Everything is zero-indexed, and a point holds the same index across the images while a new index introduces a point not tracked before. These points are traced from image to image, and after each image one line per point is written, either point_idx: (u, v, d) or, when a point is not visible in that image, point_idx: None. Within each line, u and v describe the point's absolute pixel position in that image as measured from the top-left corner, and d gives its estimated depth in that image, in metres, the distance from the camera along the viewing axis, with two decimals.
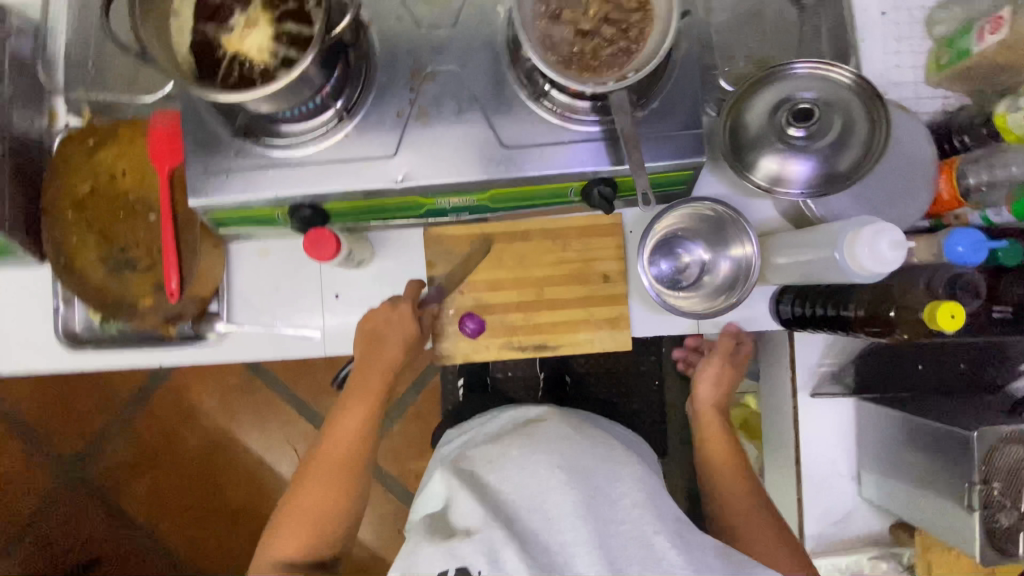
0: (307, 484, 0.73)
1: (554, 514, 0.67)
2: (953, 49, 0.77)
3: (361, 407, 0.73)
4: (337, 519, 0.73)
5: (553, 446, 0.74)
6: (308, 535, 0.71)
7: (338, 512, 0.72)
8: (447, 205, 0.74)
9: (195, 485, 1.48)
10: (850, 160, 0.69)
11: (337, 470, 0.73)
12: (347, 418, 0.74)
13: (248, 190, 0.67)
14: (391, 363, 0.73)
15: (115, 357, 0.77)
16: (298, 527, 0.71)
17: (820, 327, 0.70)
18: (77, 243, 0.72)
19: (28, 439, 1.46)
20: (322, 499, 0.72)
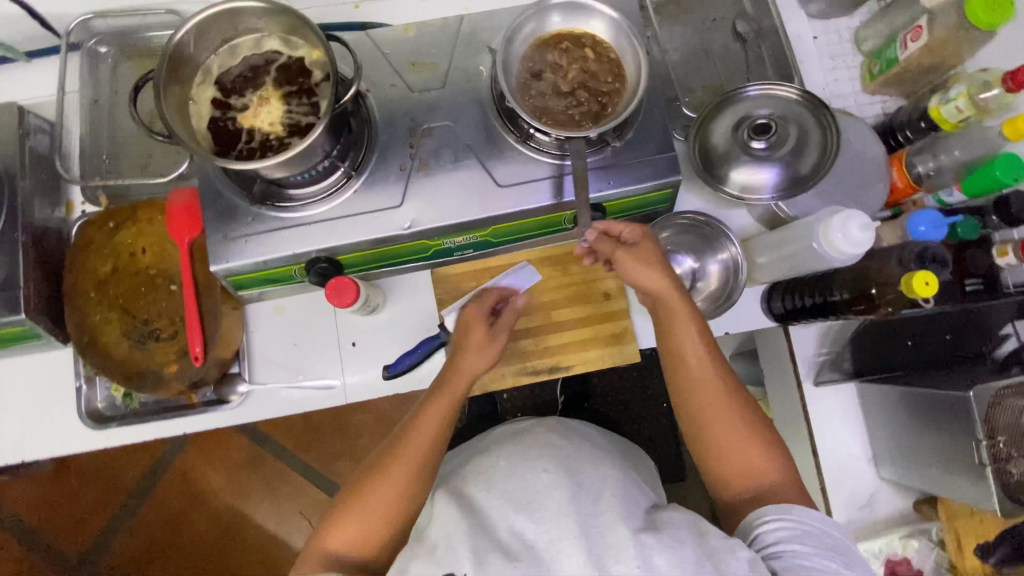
0: (376, 482, 0.65)
1: (543, 515, 0.59)
2: (882, 60, 0.87)
3: (453, 400, 0.69)
4: (398, 519, 0.66)
5: (533, 444, 0.72)
6: (370, 528, 0.65)
7: (407, 502, 0.66)
8: (452, 245, 0.79)
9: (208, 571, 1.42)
10: (810, 163, 0.77)
11: (401, 460, 0.66)
12: (430, 417, 0.67)
13: (266, 251, 0.72)
14: (476, 359, 0.70)
15: (140, 430, 0.79)
16: (356, 516, 0.65)
17: (813, 316, 0.76)
18: (101, 321, 0.75)
19: (29, 542, 1.40)
20: (393, 493, 0.65)
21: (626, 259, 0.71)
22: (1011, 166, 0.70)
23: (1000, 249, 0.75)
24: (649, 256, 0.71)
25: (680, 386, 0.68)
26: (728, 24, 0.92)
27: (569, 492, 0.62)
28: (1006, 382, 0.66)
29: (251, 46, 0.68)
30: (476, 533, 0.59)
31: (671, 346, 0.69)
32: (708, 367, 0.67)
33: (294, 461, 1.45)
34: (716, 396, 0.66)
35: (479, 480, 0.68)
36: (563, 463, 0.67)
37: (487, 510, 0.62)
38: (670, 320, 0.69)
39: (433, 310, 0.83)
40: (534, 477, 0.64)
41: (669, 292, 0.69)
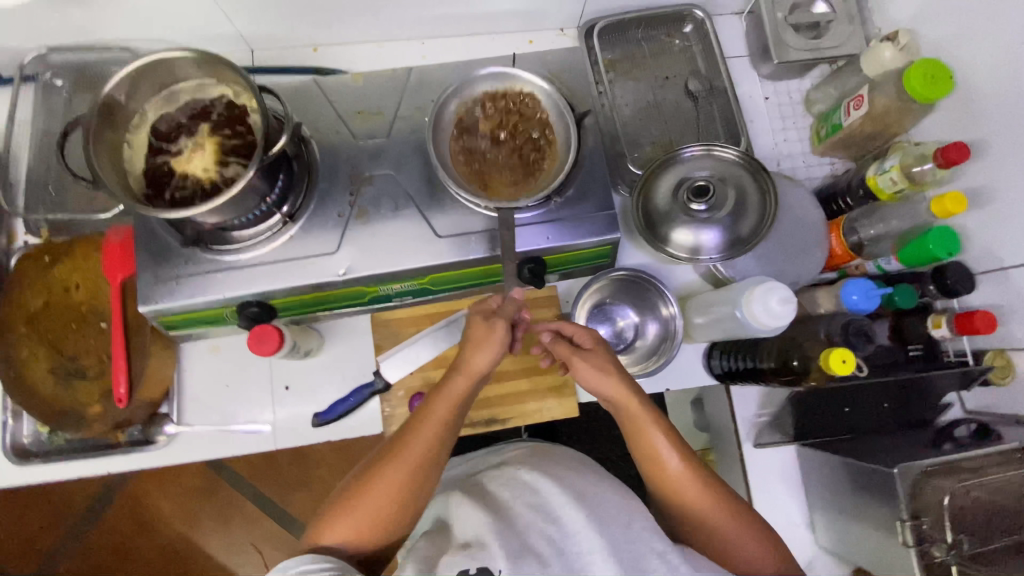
0: (382, 473, 0.63)
1: (570, 527, 0.58)
2: (828, 124, 0.88)
3: (445, 414, 0.66)
4: (417, 494, 0.64)
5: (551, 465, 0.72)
6: (359, 530, 0.63)
7: (397, 520, 0.64)
8: (390, 292, 0.78)
9: None
10: (750, 225, 0.77)
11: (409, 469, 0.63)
12: (419, 431, 0.65)
13: (196, 294, 0.71)
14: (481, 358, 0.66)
15: (65, 468, 0.77)
16: (347, 524, 0.63)
17: (747, 379, 0.75)
18: (27, 356, 0.74)
19: None
20: (385, 501, 0.63)
21: (584, 372, 0.66)
22: (942, 240, 0.70)
23: (936, 321, 0.75)
24: (605, 361, 0.67)
25: (659, 490, 0.65)
26: (681, 82, 0.94)
27: (593, 510, 0.60)
28: (933, 462, 0.66)
29: (193, 92, 0.69)
30: (507, 536, 0.58)
31: (643, 454, 0.65)
32: (684, 468, 0.64)
33: (247, 491, 1.42)
34: (700, 495, 0.63)
35: (506, 492, 0.67)
36: (581, 484, 0.66)
37: (517, 517, 0.61)
38: (637, 429, 0.65)
39: (371, 356, 0.83)
40: (559, 493, 0.63)
41: (631, 401, 0.65)
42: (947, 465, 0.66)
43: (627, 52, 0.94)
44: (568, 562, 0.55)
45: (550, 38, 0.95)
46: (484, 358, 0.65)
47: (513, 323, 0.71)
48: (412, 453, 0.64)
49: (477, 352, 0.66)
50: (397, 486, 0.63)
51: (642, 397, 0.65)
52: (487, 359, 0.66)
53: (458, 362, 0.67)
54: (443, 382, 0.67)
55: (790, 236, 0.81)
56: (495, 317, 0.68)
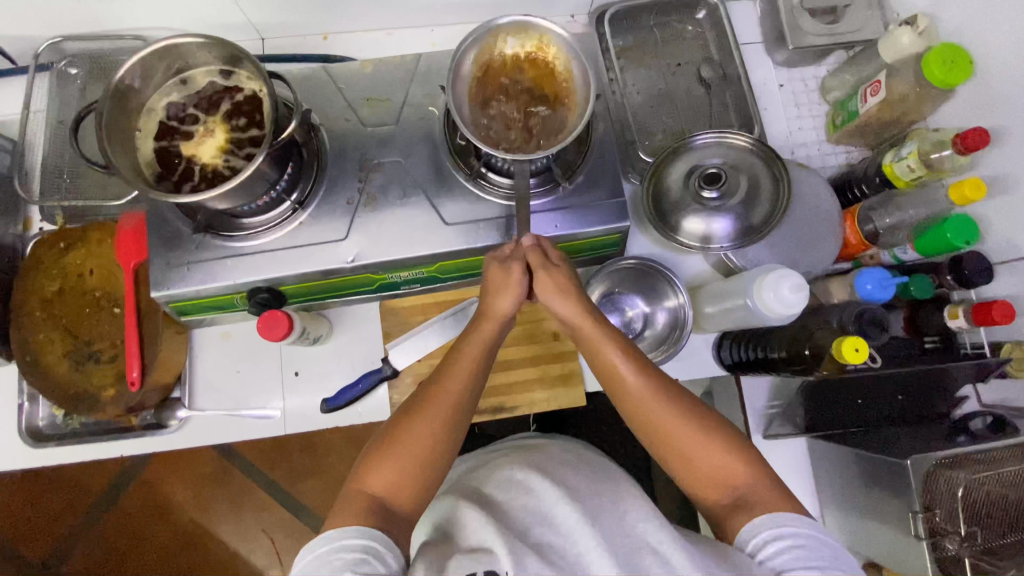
0: (414, 424, 0.61)
1: (565, 528, 0.61)
2: (844, 111, 0.87)
3: (471, 361, 0.65)
4: (450, 440, 0.62)
5: (541, 461, 0.74)
6: (406, 473, 0.60)
7: (433, 466, 0.61)
8: (398, 279, 0.78)
9: None
10: (762, 212, 0.76)
11: (442, 405, 0.62)
12: (450, 380, 0.64)
13: (207, 280, 0.72)
14: (508, 299, 0.67)
15: (79, 451, 0.78)
16: (394, 458, 0.60)
17: (757, 369, 0.75)
18: (43, 340, 0.75)
19: None
20: (430, 432, 0.61)
21: (544, 289, 0.67)
22: (962, 229, 0.69)
23: (952, 311, 0.73)
24: (566, 280, 0.68)
25: (628, 412, 0.65)
26: (693, 68, 0.92)
27: (586, 509, 0.63)
28: (949, 453, 0.64)
29: (206, 77, 0.69)
30: (507, 533, 0.60)
31: (599, 368, 0.66)
32: (643, 378, 0.64)
33: (258, 478, 1.43)
34: (661, 411, 0.63)
35: (501, 492, 0.69)
36: (574, 483, 0.69)
37: (515, 520, 0.63)
38: (596, 350, 0.67)
39: (379, 343, 0.83)
40: (551, 490, 0.66)
41: (585, 320, 0.67)
42: (964, 457, 0.64)
43: (638, 39, 0.93)
44: (565, 556, 0.58)
45: (560, 25, 0.94)
46: (510, 300, 0.67)
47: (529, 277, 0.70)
48: (449, 385, 0.63)
49: (500, 294, 0.67)
50: (423, 441, 0.60)
51: (600, 323, 0.67)
52: (512, 297, 0.67)
53: (480, 310, 0.69)
54: (468, 329, 0.68)
55: (803, 226, 0.80)
56: (512, 259, 0.68)
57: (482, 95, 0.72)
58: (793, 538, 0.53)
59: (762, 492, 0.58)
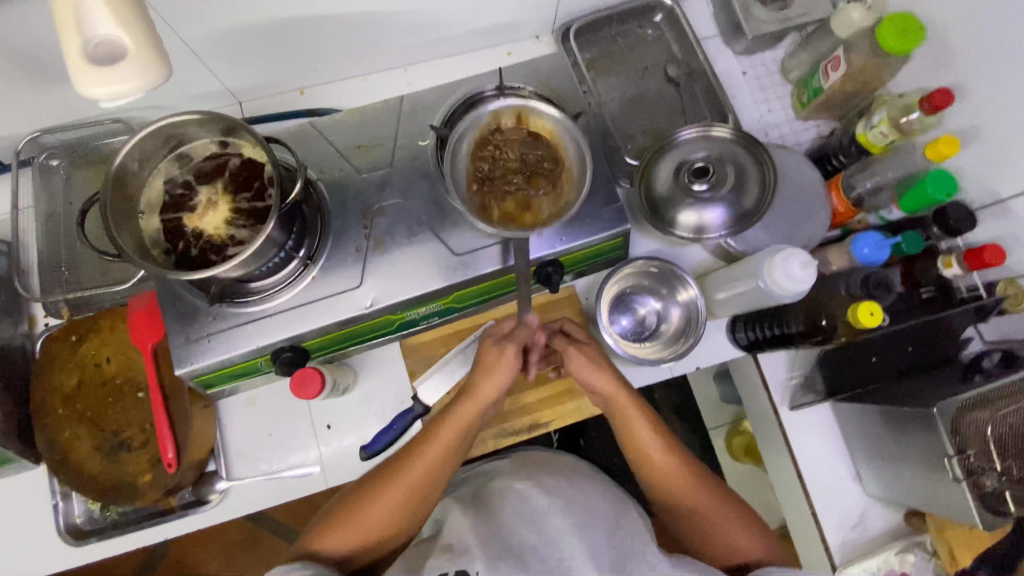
0: (405, 473, 0.68)
1: (553, 535, 0.65)
2: (809, 89, 0.91)
3: (452, 436, 0.69)
4: (440, 482, 0.70)
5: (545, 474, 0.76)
6: (356, 540, 0.68)
7: (394, 530, 0.69)
8: (416, 316, 0.79)
9: None
10: (752, 198, 0.80)
11: (424, 482, 0.68)
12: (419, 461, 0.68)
13: (230, 348, 0.72)
14: (494, 384, 0.71)
15: (122, 541, 0.77)
16: (393, 502, 0.68)
17: (775, 345, 0.78)
18: (70, 437, 0.74)
19: None
20: (390, 508, 0.67)
21: (577, 363, 0.74)
22: (941, 183, 0.72)
23: (945, 261, 0.77)
24: (595, 353, 0.75)
25: (641, 459, 0.74)
26: (660, 69, 0.96)
27: (576, 518, 0.67)
28: (969, 395, 0.67)
29: (203, 150, 0.70)
30: (491, 542, 0.64)
31: (634, 444, 0.74)
32: (670, 458, 0.73)
33: (290, 537, 1.41)
34: (689, 487, 0.72)
35: (498, 499, 0.72)
36: (569, 495, 0.72)
37: (505, 527, 0.67)
38: (625, 420, 0.74)
39: (405, 381, 0.84)
40: (548, 501, 0.70)
41: (621, 395, 0.73)
42: (983, 397, 0.68)
43: (603, 50, 0.97)
44: (548, 561, 0.62)
45: (527, 47, 0.97)
46: (495, 385, 0.70)
47: (529, 321, 0.74)
48: (449, 437, 0.70)
49: (475, 389, 0.71)
50: (389, 508, 0.67)
51: (629, 390, 0.74)
52: (505, 371, 0.71)
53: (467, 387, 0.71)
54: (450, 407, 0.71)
55: (792, 202, 0.84)
56: (506, 341, 0.72)
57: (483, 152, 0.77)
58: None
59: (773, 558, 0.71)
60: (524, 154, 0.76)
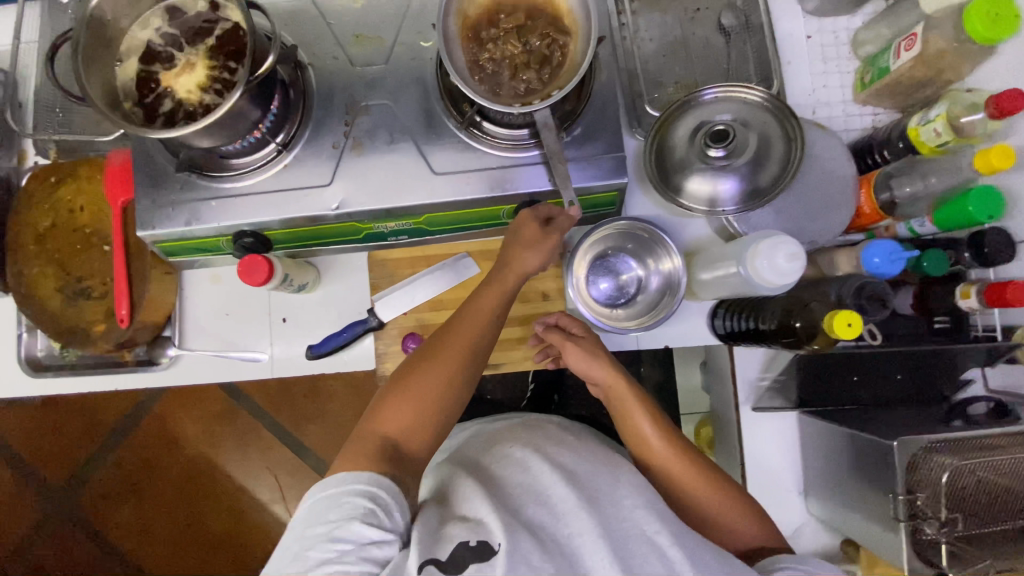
0: (413, 377, 0.65)
1: (561, 509, 0.60)
2: (875, 67, 0.80)
3: (474, 330, 0.68)
4: (461, 381, 0.67)
5: (548, 444, 0.72)
6: (367, 458, 0.61)
7: (419, 434, 0.65)
8: (385, 229, 0.76)
9: (178, 512, 1.49)
10: (770, 175, 0.73)
11: (441, 377, 0.65)
12: (431, 370, 0.65)
13: (192, 220, 0.71)
14: (515, 277, 0.68)
15: (75, 381, 0.81)
16: (404, 412, 0.64)
17: (750, 340, 0.72)
18: (37, 274, 0.76)
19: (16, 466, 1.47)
20: (411, 418, 0.64)
21: (574, 358, 0.71)
22: (986, 201, 0.63)
23: (965, 290, 0.69)
24: (593, 347, 0.72)
25: (649, 460, 0.70)
26: (713, 14, 0.85)
27: (585, 491, 0.61)
28: (937, 437, 0.62)
29: (189, 6, 0.66)
30: (499, 507, 0.59)
31: (636, 435, 0.70)
32: (671, 449, 0.69)
33: (263, 419, 1.48)
34: (685, 471, 0.68)
35: (498, 467, 0.69)
36: (573, 465, 0.67)
37: (511, 496, 0.62)
38: (625, 410, 0.71)
39: (367, 293, 0.82)
40: (550, 472, 0.64)
41: (618, 382, 0.71)
42: (954, 442, 0.62)
43: None
44: (556, 538, 0.57)
45: None
46: (535, 257, 0.68)
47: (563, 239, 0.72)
48: (467, 334, 0.67)
49: (489, 290, 0.68)
50: (411, 411, 0.64)
51: (626, 375, 0.71)
52: (527, 265, 0.68)
53: (501, 262, 0.69)
54: (468, 301, 0.69)
55: (813, 191, 0.76)
56: (550, 226, 0.68)
57: (480, 32, 0.68)
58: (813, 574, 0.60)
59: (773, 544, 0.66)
60: (527, 46, 0.68)
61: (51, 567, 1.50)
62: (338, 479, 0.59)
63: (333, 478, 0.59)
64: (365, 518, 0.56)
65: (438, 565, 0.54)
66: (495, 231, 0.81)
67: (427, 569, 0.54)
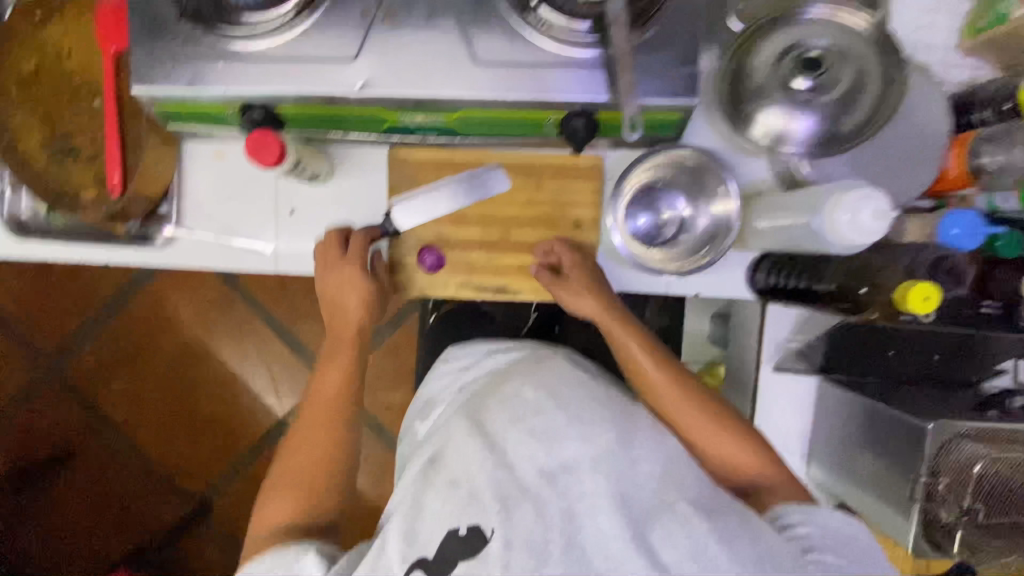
0: (294, 437, 0.70)
1: (566, 462, 0.58)
2: (993, 13, 0.68)
3: (336, 364, 0.72)
4: (343, 415, 0.71)
5: (552, 378, 0.67)
6: (297, 496, 0.66)
7: (328, 470, 0.68)
8: (411, 123, 0.67)
9: (168, 392, 1.48)
10: (854, 121, 0.65)
11: (328, 413, 0.70)
12: (323, 400, 0.71)
13: (195, 82, 0.62)
14: (356, 312, 0.72)
15: (64, 250, 0.75)
16: (292, 495, 0.66)
17: (795, 300, 0.69)
18: (20, 123, 0.68)
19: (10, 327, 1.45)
20: (315, 451, 0.68)
21: (565, 296, 0.72)
22: None
23: None
24: (581, 283, 0.71)
25: (648, 396, 0.71)
26: None
27: (598, 443, 0.59)
28: (974, 425, 0.59)
29: None
30: (500, 470, 0.59)
31: (630, 368, 0.72)
32: (661, 377, 0.70)
33: (258, 311, 1.46)
34: (675, 398, 0.69)
35: (499, 408, 0.66)
36: (573, 400, 0.64)
37: (511, 451, 0.61)
38: (616, 341, 0.72)
39: (384, 195, 0.74)
40: (551, 420, 0.62)
41: (603, 316, 0.72)
42: (988, 432, 0.60)
43: None
44: (565, 502, 0.56)
45: None
46: (354, 296, 0.71)
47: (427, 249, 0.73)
48: (351, 321, 0.72)
49: (351, 307, 0.72)
50: (314, 454, 0.68)
51: (614, 309, 0.72)
52: (355, 294, 0.72)
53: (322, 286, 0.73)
54: (327, 313, 0.73)
55: (895, 146, 0.68)
56: (344, 260, 0.70)
57: None
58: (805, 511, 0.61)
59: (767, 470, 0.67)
60: None
61: (37, 430, 1.47)
62: (247, 572, 0.61)
63: (242, 575, 0.61)
64: (301, 569, 0.59)
65: (426, 567, 0.57)
66: (533, 143, 0.72)
67: (415, 572, 0.57)
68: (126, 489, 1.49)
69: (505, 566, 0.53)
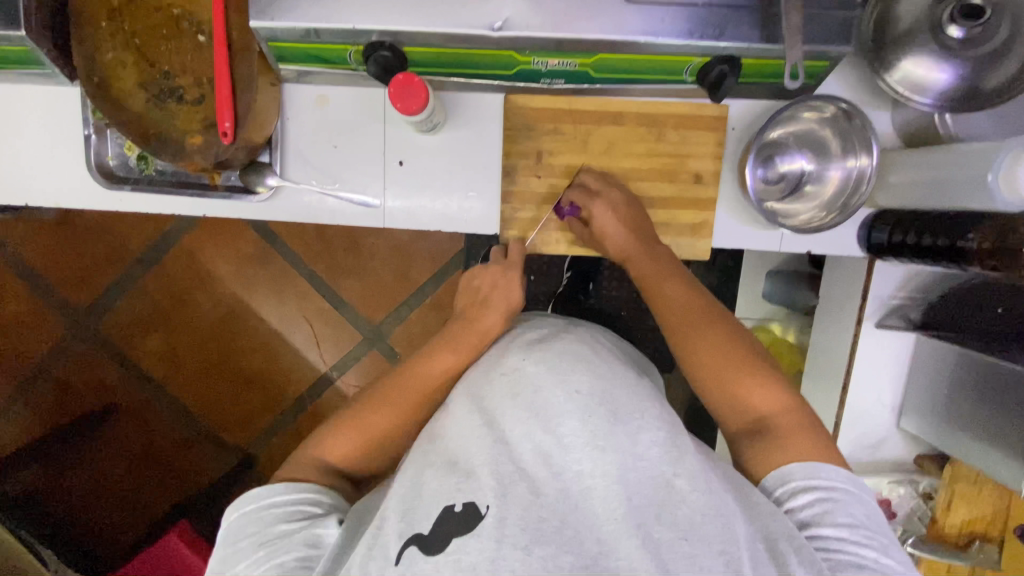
0: (410, 371, 0.65)
1: (574, 443, 0.50)
2: None
3: (462, 345, 0.66)
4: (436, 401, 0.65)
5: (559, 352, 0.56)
6: (357, 445, 0.62)
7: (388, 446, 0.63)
8: (543, 67, 0.64)
9: (201, 346, 1.35)
10: (1004, 75, 0.61)
11: (419, 395, 0.64)
12: (427, 366, 0.65)
13: (319, 18, 0.56)
14: (495, 317, 0.67)
15: (156, 200, 0.71)
16: (395, 410, 0.63)
17: (913, 258, 0.66)
18: (113, 60, 0.62)
19: (29, 280, 1.30)
20: (388, 420, 0.63)
21: (600, 213, 0.69)
22: None
23: None
24: (615, 199, 0.70)
25: (673, 333, 0.65)
26: None
27: (612, 430, 0.50)
28: None
29: None
30: (502, 454, 0.50)
31: (660, 303, 0.67)
32: (690, 307, 0.65)
33: (300, 265, 1.33)
34: (707, 331, 0.63)
35: (509, 375, 0.56)
36: (589, 381, 0.54)
37: (515, 429, 0.51)
38: (644, 272, 0.69)
39: (498, 147, 0.72)
40: (563, 401, 0.52)
41: (631, 250, 0.69)
42: None
43: None
44: (571, 492, 0.48)
45: None
46: (496, 315, 0.67)
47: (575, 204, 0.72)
48: (484, 326, 0.67)
49: (489, 312, 0.68)
50: (384, 421, 0.63)
51: (643, 235, 0.70)
52: (509, 293, 0.69)
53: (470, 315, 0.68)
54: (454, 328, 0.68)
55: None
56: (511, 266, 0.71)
57: None
58: (825, 491, 0.54)
59: (792, 428, 0.59)
60: None
61: (69, 387, 1.33)
62: (255, 493, 0.56)
63: (245, 495, 0.56)
64: (286, 517, 0.55)
65: (422, 546, 0.47)
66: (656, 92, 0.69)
67: (409, 551, 0.47)
68: (173, 446, 1.35)
69: (497, 547, 0.45)
